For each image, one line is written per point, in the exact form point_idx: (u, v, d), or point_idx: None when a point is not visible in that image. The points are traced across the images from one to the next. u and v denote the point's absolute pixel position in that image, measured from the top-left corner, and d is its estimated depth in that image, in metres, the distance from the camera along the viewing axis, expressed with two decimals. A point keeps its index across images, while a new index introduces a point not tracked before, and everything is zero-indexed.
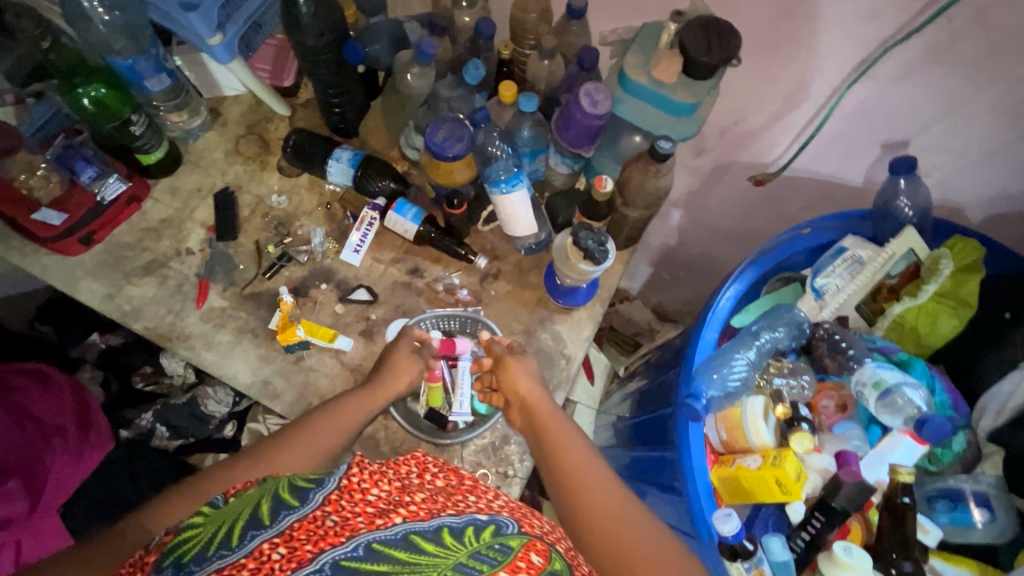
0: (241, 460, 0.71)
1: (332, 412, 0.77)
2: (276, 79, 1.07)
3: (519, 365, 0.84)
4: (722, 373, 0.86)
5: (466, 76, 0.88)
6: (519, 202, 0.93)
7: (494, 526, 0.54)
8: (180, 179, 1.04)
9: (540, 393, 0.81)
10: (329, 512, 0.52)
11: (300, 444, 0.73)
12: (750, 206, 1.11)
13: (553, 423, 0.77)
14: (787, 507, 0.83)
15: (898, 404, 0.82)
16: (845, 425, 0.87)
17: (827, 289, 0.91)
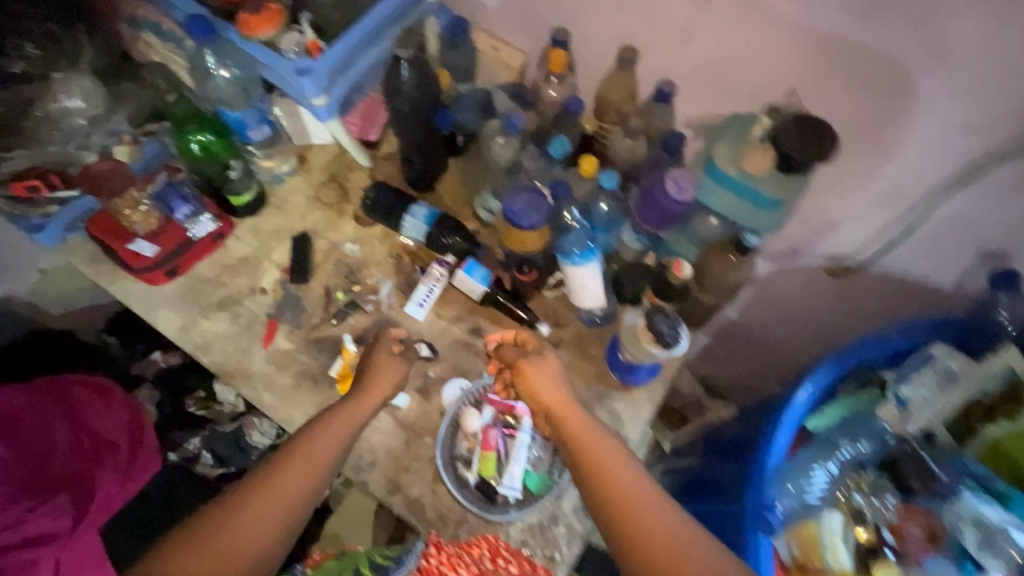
0: (246, 496, 0.71)
1: (328, 427, 0.78)
2: (363, 133, 1.10)
3: (537, 371, 0.83)
4: (800, 489, 0.84)
5: (550, 148, 0.89)
6: (590, 276, 0.93)
7: None
8: (262, 220, 1.09)
9: (565, 398, 0.80)
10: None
11: (298, 467, 0.74)
12: (824, 296, 1.07)
13: (586, 432, 0.75)
14: None
15: (1006, 551, 0.72)
16: (938, 562, 0.77)
17: (914, 399, 0.85)
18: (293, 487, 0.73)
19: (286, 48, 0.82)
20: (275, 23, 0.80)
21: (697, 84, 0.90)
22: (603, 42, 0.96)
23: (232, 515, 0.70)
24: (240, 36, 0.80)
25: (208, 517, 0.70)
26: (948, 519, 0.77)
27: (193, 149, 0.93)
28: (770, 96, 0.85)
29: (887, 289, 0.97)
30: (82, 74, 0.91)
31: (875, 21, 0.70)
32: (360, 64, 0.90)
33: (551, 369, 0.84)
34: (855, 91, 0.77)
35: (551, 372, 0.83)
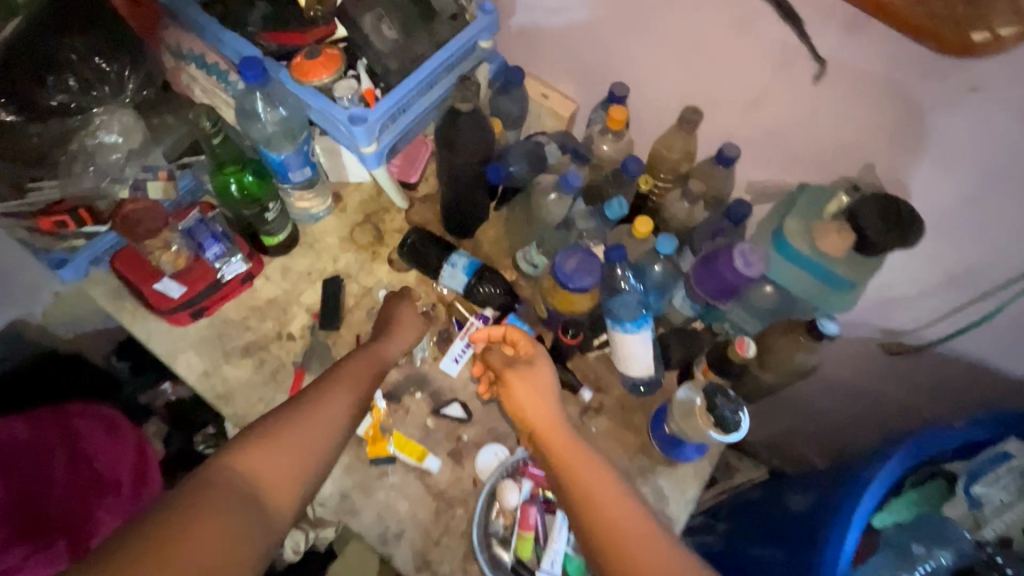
0: (291, 414, 0.68)
1: (354, 363, 0.79)
2: (404, 175, 1.07)
3: (522, 382, 0.77)
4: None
5: (606, 210, 0.86)
6: (641, 344, 0.88)
7: None
8: (293, 260, 1.04)
9: (549, 414, 0.73)
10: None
11: (334, 393, 0.73)
12: (875, 372, 1.01)
13: (572, 451, 0.67)
14: None
15: None
16: None
17: (987, 500, 0.78)
18: (337, 408, 0.71)
19: (340, 95, 0.79)
20: (332, 70, 0.78)
21: (763, 149, 0.87)
22: (664, 100, 0.93)
23: (299, 413, 0.68)
24: (294, 81, 0.78)
25: (262, 431, 0.65)
26: None
27: (230, 189, 0.88)
28: (842, 169, 0.81)
29: (953, 374, 0.91)
30: (121, 107, 0.88)
31: (973, 106, 0.65)
32: (412, 111, 0.86)
33: (540, 379, 0.77)
34: (941, 173, 0.73)
35: (539, 384, 0.77)
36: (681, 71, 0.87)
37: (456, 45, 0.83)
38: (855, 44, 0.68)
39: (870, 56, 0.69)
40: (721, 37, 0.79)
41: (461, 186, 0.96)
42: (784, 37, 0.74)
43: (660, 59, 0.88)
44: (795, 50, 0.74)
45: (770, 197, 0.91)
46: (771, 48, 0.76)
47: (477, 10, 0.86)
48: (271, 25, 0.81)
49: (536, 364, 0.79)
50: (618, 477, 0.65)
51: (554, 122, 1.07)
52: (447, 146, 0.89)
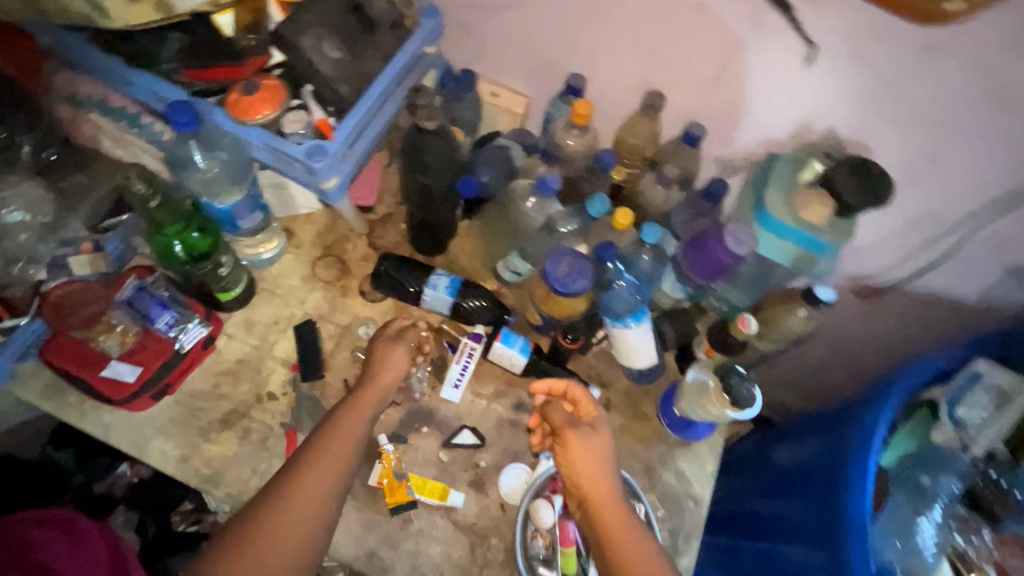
0: (279, 500, 0.67)
1: (343, 417, 0.76)
2: (364, 200, 0.99)
3: (585, 451, 0.74)
4: (911, 544, 0.79)
5: (590, 206, 0.84)
6: (642, 336, 0.88)
7: None
8: (255, 312, 0.95)
9: (610, 485, 0.73)
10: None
11: (325, 457, 0.71)
12: (844, 315, 1.08)
13: (628, 540, 0.69)
14: None
15: None
16: None
17: (970, 420, 0.85)
18: (320, 484, 0.69)
19: (291, 129, 0.71)
20: (275, 103, 0.70)
21: (726, 124, 0.87)
22: (622, 86, 0.91)
23: (283, 501, 0.67)
24: (233, 120, 0.69)
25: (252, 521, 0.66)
26: None
27: (176, 251, 0.79)
28: (807, 137, 0.83)
29: (922, 308, 0.99)
30: (24, 178, 0.78)
31: (930, 62, 0.68)
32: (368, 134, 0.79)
33: (600, 447, 0.75)
34: (900, 130, 0.76)
35: (600, 452, 0.75)
36: (638, 57, 0.85)
37: (403, 57, 0.76)
38: (817, 15, 0.69)
39: (830, 27, 0.70)
40: (678, 18, 0.78)
41: (431, 205, 0.91)
42: (743, 13, 0.73)
43: (616, 46, 0.86)
44: (755, 24, 0.74)
45: (736, 169, 0.92)
46: (732, 25, 0.75)
47: (418, 15, 0.79)
48: (188, 57, 0.70)
49: (599, 430, 0.77)
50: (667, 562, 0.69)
51: (509, 120, 1.02)
52: (419, 167, 0.84)
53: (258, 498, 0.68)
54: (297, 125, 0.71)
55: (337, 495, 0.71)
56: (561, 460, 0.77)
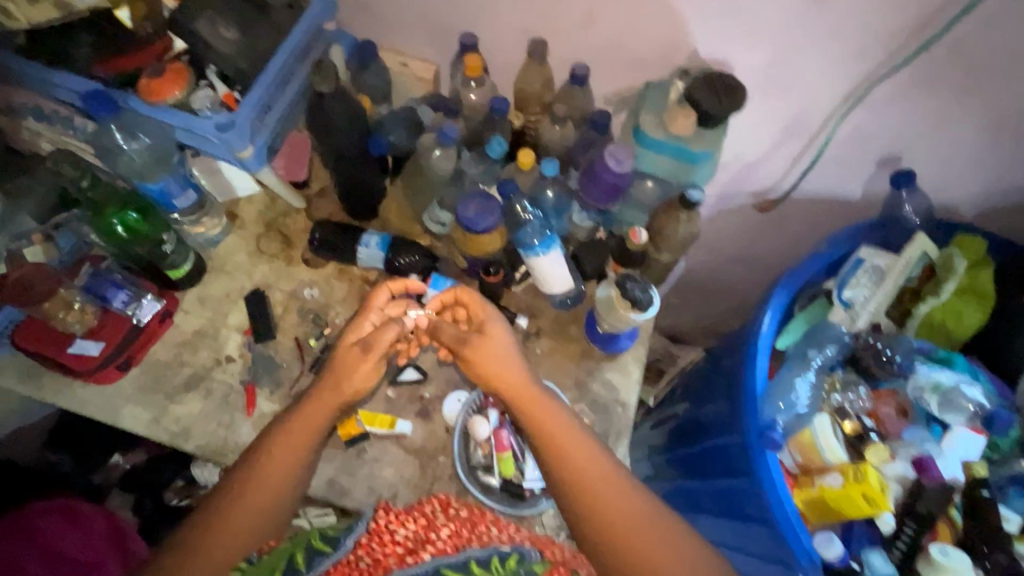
0: (244, 483, 0.73)
1: (305, 411, 0.78)
2: (292, 174, 1.09)
3: (490, 353, 0.81)
4: (787, 402, 0.83)
5: (488, 151, 0.92)
6: (554, 262, 0.96)
7: (517, 554, 0.69)
8: (207, 288, 1.04)
9: (518, 375, 0.80)
10: (362, 554, 0.71)
11: (287, 444, 0.76)
12: (754, 229, 1.17)
13: (550, 418, 0.77)
14: (876, 519, 0.76)
15: (957, 402, 0.80)
16: (913, 429, 0.81)
17: (856, 299, 0.95)
18: (287, 467, 0.75)
19: (199, 105, 0.80)
20: (180, 84, 0.79)
21: (606, 60, 0.95)
22: (510, 39, 0.99)
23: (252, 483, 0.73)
24: (147, 103, 0.78)
25: (219, 506, 0.72)
26: (911, 390, 0.83)
27: (116, 231, 0.87)
28: (676, 61, 0.91)
29: (812, 211, 1.08)
30: None
31: None
32: (279, 107, 0.87)
33: (501, 344, 0.82)
34: (749, 43, 0.85)
35: (503, 350, 0.82)
36: (517, 8, 0.93)
37: (300, 33, 0.84)
38: None
39: None
40: None
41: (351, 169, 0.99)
42: None
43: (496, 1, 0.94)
44: None
45: (626, 103, 1.00)
46: None
47: None
48: (100, 53, 0.78)
49: (490, 331, 0.83)
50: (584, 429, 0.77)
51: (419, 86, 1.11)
52: (328, 127, 0.95)
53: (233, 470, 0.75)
54: (204, 101, 0.80)
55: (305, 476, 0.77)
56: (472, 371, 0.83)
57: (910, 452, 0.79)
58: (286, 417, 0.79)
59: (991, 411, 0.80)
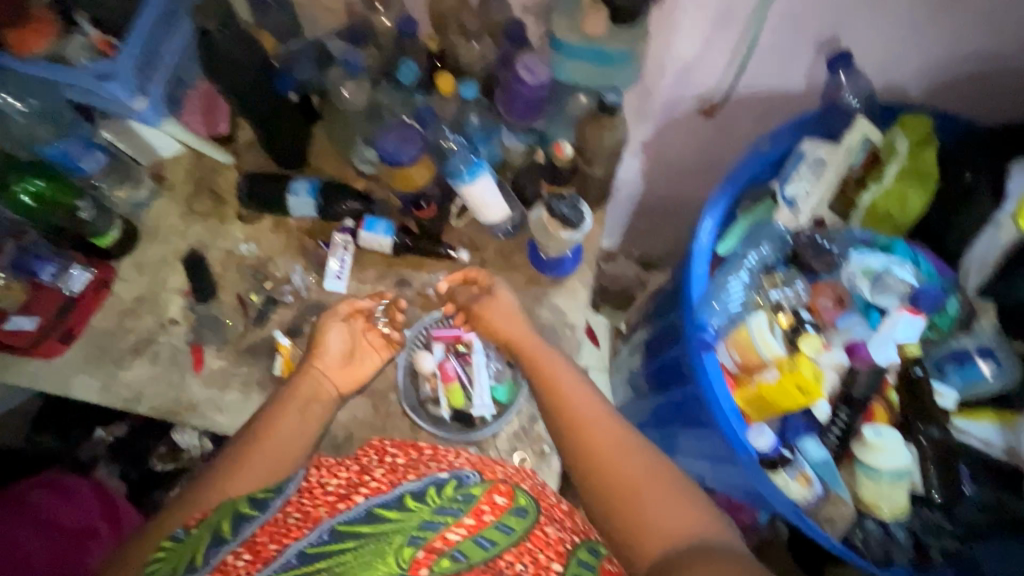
0: (239, 449, 0.73)
1: (298, 386, 0.82)
2: (212, 126, 1.04)
3: (497, 311, 0.88)
4: (721, 301, 0.84)
5: (399, 76, 0.91)
6: (486, 189, 0.92)
7: (455, 480, 0.65)
8: (143, 254, 1.02)
9: (523, 330, 0.85)
10: (291, 511, 0.62)
11: (285, 414, 0.78)
12: (704, 138, 1.08)
13: (547, 362, 0.80)
14: (813, 409, 0.80)
15: (890, 284, 0.81)
16: (846, 317, 0.83)
17: (798, 195, 0.90)
18: (280, 437, 0.75)
19: (75, 56, 0.75)
20: (50, 35, 0.74)
21: None
22: None
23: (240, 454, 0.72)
24: (18, 59, 0.74)
25: (206, 476, 0.70)
26: (845, 278, 0.84)
27: (24, 201, 0.90)
28: None
29: (750, 109, 1.02)
30: None
31: None
32: (168, 48, 0.83)
33: (504, 303, 0.88)
34: None
35: (506, 307, 0.88)
36: None
37: None
38: None
39: None
40: None
41: (270, 114, 0.96)
42: None
43: None
44: None
45: None
46: None
47: None
48: None
49: (496, 292, 0.89)
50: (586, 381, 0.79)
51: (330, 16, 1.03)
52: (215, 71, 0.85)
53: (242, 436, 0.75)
54: (81, 52, 0.76)
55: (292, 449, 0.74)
56: (483, 329, 0.89)
57: (842, 339, 0.83)
58: (275, 402, 0.80)
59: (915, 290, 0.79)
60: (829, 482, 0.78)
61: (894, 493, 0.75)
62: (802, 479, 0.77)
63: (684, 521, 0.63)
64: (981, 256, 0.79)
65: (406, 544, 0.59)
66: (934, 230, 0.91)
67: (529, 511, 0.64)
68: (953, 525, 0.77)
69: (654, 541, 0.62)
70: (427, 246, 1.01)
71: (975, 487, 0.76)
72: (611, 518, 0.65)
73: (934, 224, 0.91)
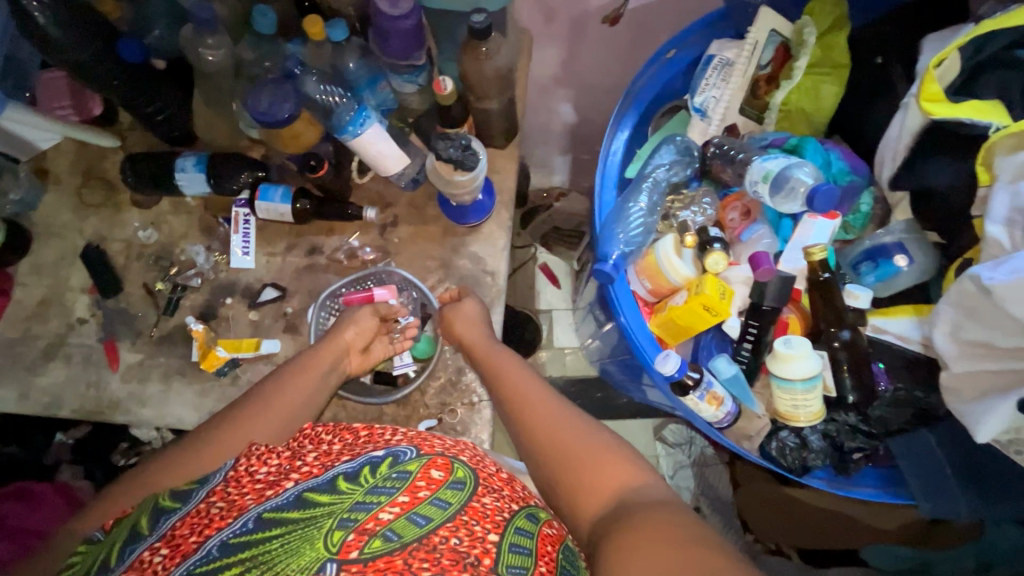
0: (241, 408, 0.69)
1: (317, 357, 0.78)
2: (85, 112, 0.97)
3: (458, 317, 0.86)
4: (627, 229, 0.82)
5: (258, 27, 0.82)
6: (379, 139, 0.85)
7: (392, 457, 0.52)
8: (39, 255, 0.98)
9: (481, 335, 0.83)
10: (214, 501, 0.51)
11: (291, 387, 0.73)
12: (618, 53, 0.99)
13: (503, 361, 0.78)
14: (724, 325, 0.84)
15: (791, 189, 0.79)
16: (752, 229, 0.84)
17: (708, 104, 0.86)
18: (286, 403, 0.72)
19: None
20: None
21: None
22: None
23: (222, 426, 0.67)
24: None
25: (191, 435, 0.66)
26: (746, 184, 0.82)
27: None
28: None
29: (656, 15, 0.91)
30: None
31: None
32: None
33: (470, 310, 0.87)
34: None
35: (471, 313, 0.86)
36: None
37: None
38: None
39: None
40: None
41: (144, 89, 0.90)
42: None
43: None
44: None
45: None
46: None
47: None
48: None
49: (464, 300, 0.88)
50: (535, 372, 0.76)
51: None
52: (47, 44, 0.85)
53: (239, 401, 0.71)
54: None
55: (290, 419, 0.71)
56: (447, 334, 0.88)
57: (748, 251, 0.85)
58: (281, 374, 0.75)
59: (812, 189, 0.75)
60: (739, 396, 0.83)
61: (809, 400, 0.77)
62: (713, 399, 0.81)
63: (620, 477, 0.59)
64: (892, 147, 0.78)
65: (335, 528, 0.47)
66: (854, 124, 0.86)
67: (468, 483, 0.51)
68: (868, 425, 0.82)
69: (593, 498, 0.58)
70: (333, 212, 0.95)
71: (890, 385, 0.81)
72: (555, 487, 0.61)
73: (852, 117, 0.85)
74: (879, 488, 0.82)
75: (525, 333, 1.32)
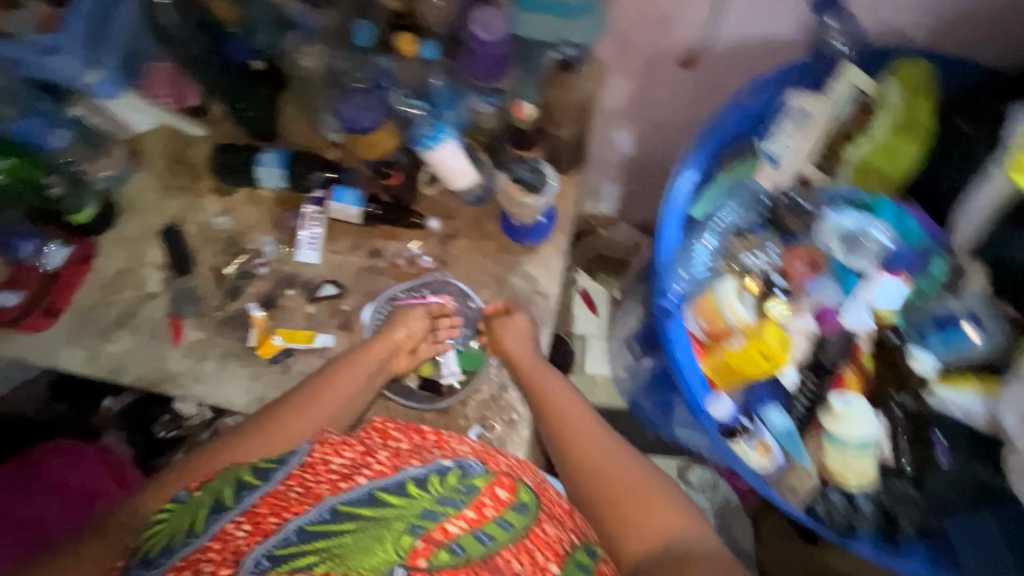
0: (296, 400, 0.75)
1: (371, 354, 0.83)
2: (181, 102, 1.01)
3: (509, 333, 0.88)
4: (688, 268, 0.85)
5: (355, 39, 0.88)
6: (451, 155, 0.89)
7: (460, 469, 0.55)
8: (121, 229, 1.03)
9: (528, 353, 0.86)
10: (292, 485, 0.53)
11: (339, 381, 0.78)
12: (690, 93, 1.01)
13: (549, 381, 0.78)
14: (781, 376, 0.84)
15: (863, 247, 0.83)
16: (818, 283, 0.85)
17: (781, 152, 0.85)
18: (337, 398, 0.77)
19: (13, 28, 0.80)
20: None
21: None
22: None
23: (278, 415, 0.72)
24: None
25: (251, 422, 0.71)
26: (818, 239, 0.85)
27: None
28: None
29: (733, 61, 0.93)
30: None
31: None
32: (118, 26, 0.89)
33: (519, 326, 0.89)
34: None
35: (520, 329, 0.88)
36: None
37: None
38: None
39: None
40: None
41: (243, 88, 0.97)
42: None
43: None
44: None
45: None
46: None
47: None
48: None
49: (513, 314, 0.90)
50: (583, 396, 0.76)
51: None
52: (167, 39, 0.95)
53: (292, 392, 0.76)
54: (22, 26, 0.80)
55: (341, 413, 0.76)
56: (496, 349, 0.90)
57: (812, 304, 0.85)
58: (333, 368, 0.80)
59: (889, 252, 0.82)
60: (788, 448, 0.83)
61: (862, 462, 0.79)
62: (762, 447, 0.83)
63: (668, 521, 0.59)
64: (971, 213, 0.77)
65: (405, 533, 0.50)
66: (927, 187, 0.85)
67: (530, 508, 0.55)
68: (920, 496, 0.80)
69: (642, 535, 0.58)
70: (397, 218, 0.99)
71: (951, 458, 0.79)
72: (597, 517, 0.61)
73: (926, 179, 0.85)
74: (928, 564, 0.78)
75: (562, 355, 1.32)
